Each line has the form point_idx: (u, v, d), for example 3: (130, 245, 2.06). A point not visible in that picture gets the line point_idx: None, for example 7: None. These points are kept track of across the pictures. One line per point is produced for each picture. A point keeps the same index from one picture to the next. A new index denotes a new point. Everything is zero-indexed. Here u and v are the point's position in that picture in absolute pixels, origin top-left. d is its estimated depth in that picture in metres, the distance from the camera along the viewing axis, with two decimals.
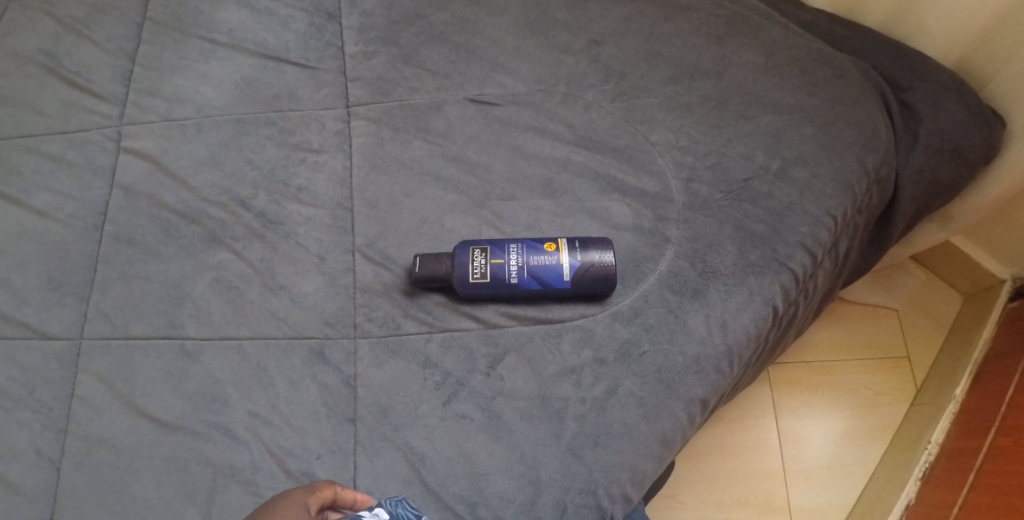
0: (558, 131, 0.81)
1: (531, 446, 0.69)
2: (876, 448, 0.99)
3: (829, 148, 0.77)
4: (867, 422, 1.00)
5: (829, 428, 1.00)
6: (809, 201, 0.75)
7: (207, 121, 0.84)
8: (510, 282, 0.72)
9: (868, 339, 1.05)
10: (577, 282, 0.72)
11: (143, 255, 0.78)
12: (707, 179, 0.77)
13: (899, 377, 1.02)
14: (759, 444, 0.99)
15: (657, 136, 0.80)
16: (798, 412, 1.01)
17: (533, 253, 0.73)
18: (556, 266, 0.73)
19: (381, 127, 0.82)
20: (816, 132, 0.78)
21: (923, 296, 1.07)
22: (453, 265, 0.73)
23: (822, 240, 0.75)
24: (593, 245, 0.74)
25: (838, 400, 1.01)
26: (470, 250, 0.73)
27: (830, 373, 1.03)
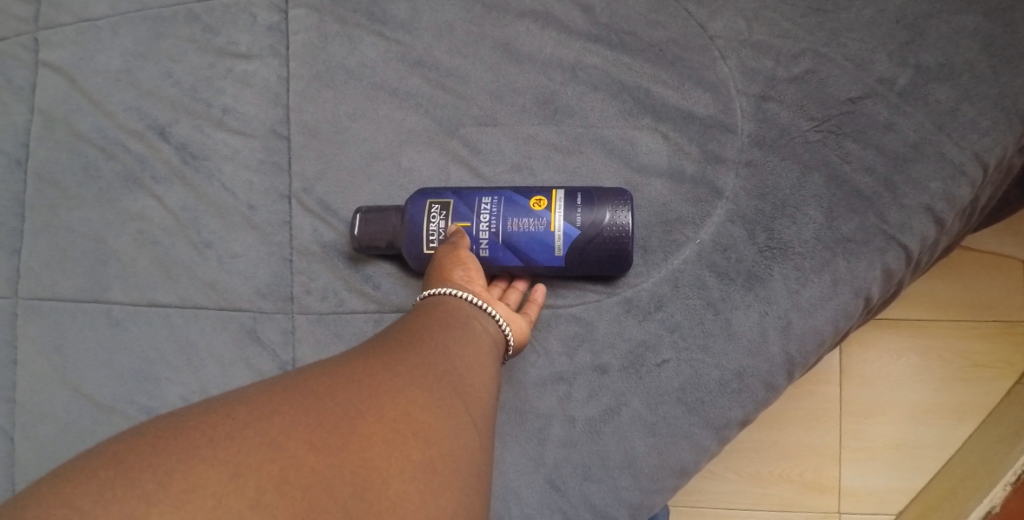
0: (566, 17, 0.55)
1: (503, 473, 0.53)
2: (961, 429, 0.74)
3: (999, 50, 0.48)
4: (956, 399, 0.75)
5: (907, 399, 0.76)
6: (948, 140, 0.48)
7: (123, 18, 0.65)
8: (480, 255, 0.51)
9: (980, 298, 0.76)
10: (575, 258, 0.50)
11: (64, 198, 0.64)
12: (791, 98, 0.50)
13: (1011, 348, 0.75)
14: (814, 415, 0.77)
15: (719, 25, 0.52)
16: (871, 380, 0.76)
17: (511, 214, 0.51)
18: (547, 235, 0.50)
19: (325, 18, 0.60)
20: (983, 21, 0.48)
21: None
22: (404, 226, 0.52)
23: (961, 201, 0.47)
24: (606, 200, 0.50)
25: (927, 368, 0.76)
26: (426, 205, 0.52)
27: (921, 334, 0.76)
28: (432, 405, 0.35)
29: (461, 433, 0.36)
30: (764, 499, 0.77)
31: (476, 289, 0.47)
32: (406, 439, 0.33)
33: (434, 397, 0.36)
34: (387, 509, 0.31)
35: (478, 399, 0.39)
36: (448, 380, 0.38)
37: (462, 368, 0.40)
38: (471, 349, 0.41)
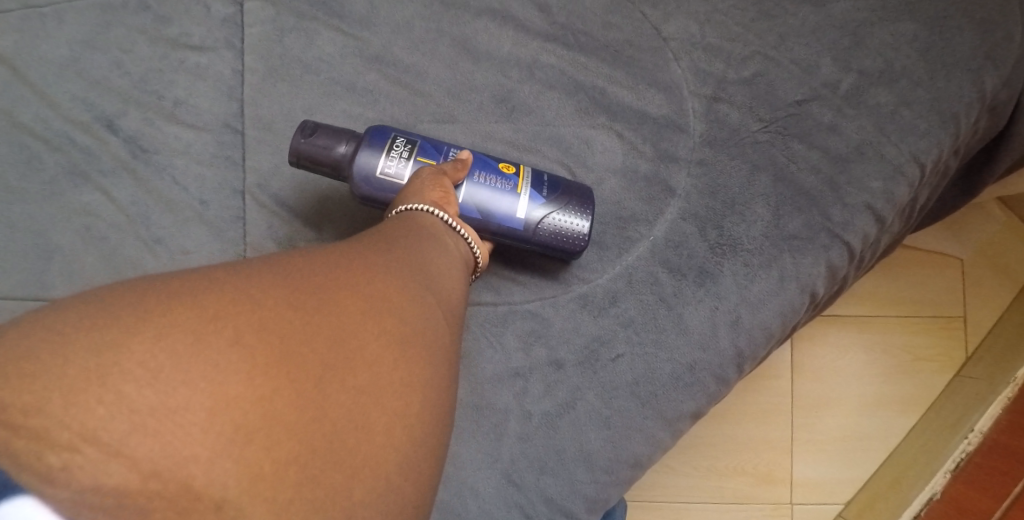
0: (523, 17, 0.56)
1: (460, 470, 0.52)
2: (905, 421, 0.78)
3: (934, 58, 0.50)
4: (899, 392, 0.78)
5: (854, 392, 0.79)
6: (888, 142, 0.50)
7: (69, 6, 0.63)
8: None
9: (919, 295, 0.79)
10: (534, 229, 0.48)
11: (0, 191, 0.61)
12: (740, 99, 0.52)
13: (948, 343, 0.78)
14: (768, 408, 0.79)
15: (672, 28, 0.54)
16: (820, 373, 0.79)
17: (479, 168, 0.48)
18: (511, 196, 0.48)
19: (282, 12, 0.59)
20: (920, 29, 0.51)
21: (1000, 242, 0.78)
22: (358, 147, 0.47)
23: (900, 199, 0.50)
24: (574, 185, 0.50)
25: (872, 362, 0.79)
26: (392, 135, 0.48)
27: (866, 330, 0.79)
28: (409, 290, 0.32)
29: (435, 325, 0.33)
30: (720, 492, 0.78)
31: (452, 212, 0.43)
32: (381, 311, 0.30)
33: (411, 286, 0.33)
34: (366, 364, 0.28)
35: (454, 299, 0.37)
36: (423, 277, 0.35)
37: (437, 269, 0.37)
38: (445, 257, 0.38)
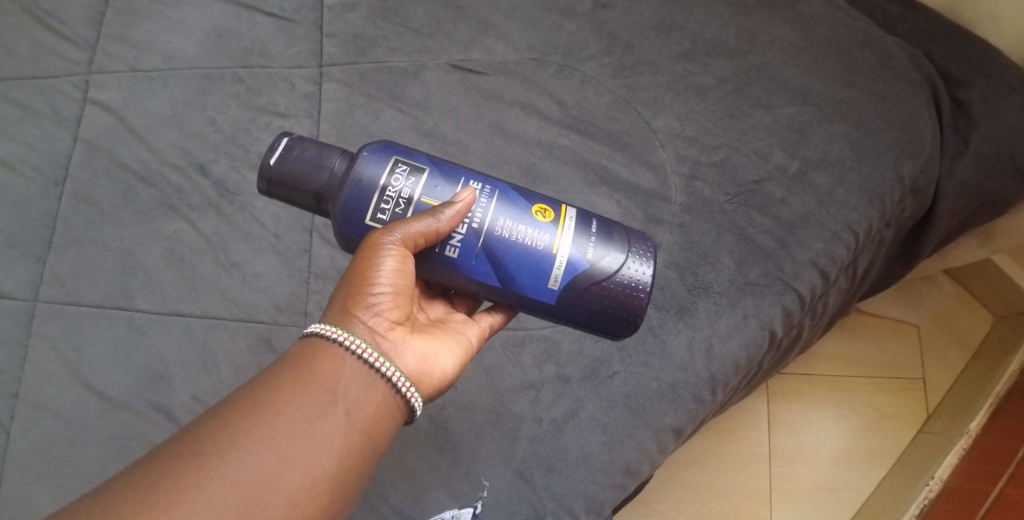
0: (546, 109, 0.71)
1: (478, 464, 0.63)
2: (873, 473, 0.89)
3: (862, 151, 0.65)
4: (868, 446, 0.90)
5: (826, 446, 0.90)
6: (828, 213, 0.64)
7: (173, 73, 0.77)
8: (454, 246, 0.51)
9: (883, 358, 0.93)
10: (575, 293, 0.53)
11: (99, 217, 0.74)
12: (712, 178, 0.66)
13: (910, 402, 0.91)
14: (747, 459, 0.90)
15: (660, 122, 0.69)
16: (793, 427, 0.91)
17: (510, 215, 0.52)
18: (549, 254, 0.52)
19: (354, 93, 0.74)
20: (849, 131, 0.65)
21: (949, 311, 0.94)
22: (334, 176, 0.52)
23: (838, 258, 0.64)
24: (622, 239, 0.54)
25: (841, 419, 0.91)
26: (387, 166, 0.52)
27: (835, 388, 0.92)
28: None
29: None
30: None
31: (382, 333, 0.47)
32: None
33: None
34: None
35: None
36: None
37: (269, 492, 0.40)
38: (296, 466, 0.41)
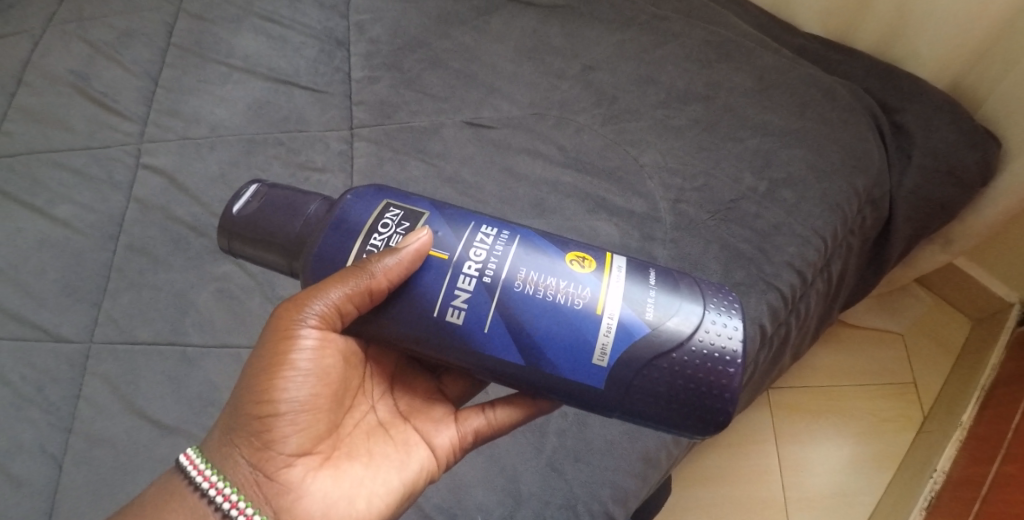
0: (550, 153, 0.83)
1: (512, 459, 0.70)
2: (880, 476, 0.97)
3: (818, 169, 0.78)
4: (872, 450, 0.99)
5: (832, 453, 0.99)
6: (796, 222, 0.76)
7: (219, 140, 0.88)
8: (459, 305, 0.54)
9: (875, 367, 1.04)
10: (629, 363, 0.53)
11: (153, 264, 0.82)
12: (695, 200, 0.78)
13: (905, 405, 1.01)
14: (758, 470, 0.99)
15: (647, 158, 0.81)
16: (798, 438, 1.00)
17: (547, 277, 0.55)
18: (594, 319, 0.54)
19: (382, 148, 0.85)
20: (806, 154, 0.78)
21: (929, 319, 1.07)
22: (277, 222, 0.60)
23: (810, 259, 0.75)
24: (690, 306, 0.55)
25: (842, 428, 1.00)
26: (378, 210, 0.57)
27: (834, 398, 1.03)
28: None
29: None
30: None
31: (264, 466, 0.55)
32: None
33: None
34: None
35: None
36: None
37: None
38: None
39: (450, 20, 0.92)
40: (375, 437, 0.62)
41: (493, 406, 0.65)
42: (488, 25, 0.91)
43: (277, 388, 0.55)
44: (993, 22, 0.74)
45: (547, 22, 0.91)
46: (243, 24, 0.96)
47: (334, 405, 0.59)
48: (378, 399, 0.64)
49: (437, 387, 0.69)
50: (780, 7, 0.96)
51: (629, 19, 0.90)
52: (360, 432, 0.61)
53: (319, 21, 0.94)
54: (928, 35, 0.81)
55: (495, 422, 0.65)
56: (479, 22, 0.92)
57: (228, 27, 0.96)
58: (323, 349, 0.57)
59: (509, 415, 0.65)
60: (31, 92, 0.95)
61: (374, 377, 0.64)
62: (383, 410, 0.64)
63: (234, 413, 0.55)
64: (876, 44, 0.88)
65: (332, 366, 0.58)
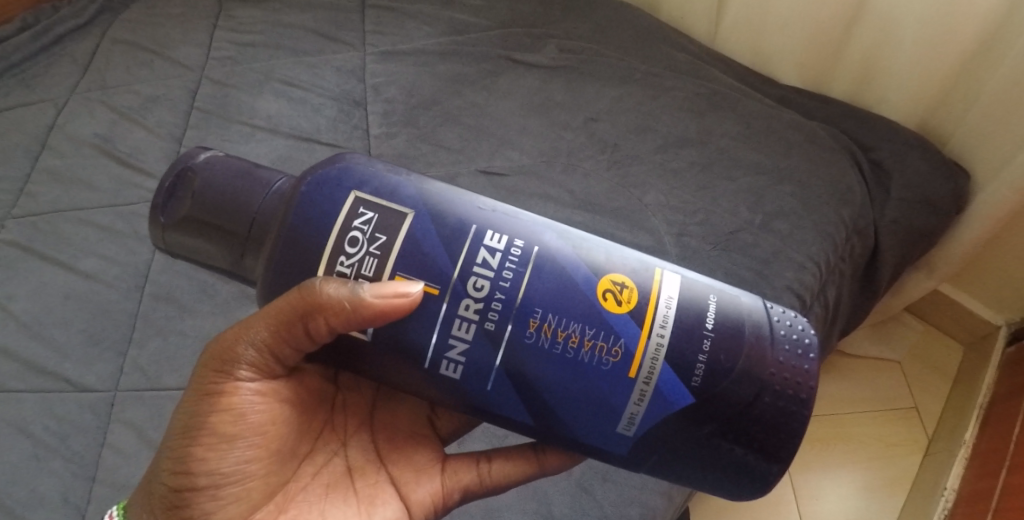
0: (559, 196, 0.88)
1: (542, 482, 0.72)
2: (891, 499, 1.13)
3: (807, 203, 0.85)
4: (882, 475, 1.15)
5: (844, 480, 1.15)
6: (792, 249, 0.82)
7: None
8: (454, 358, 0.52)
9: (875, 395, 1.22)
10: (657, 430, 0.52)
11: (180, 312, 0.85)
12: (698, 233, 0.83)
13: (908, 430, 1.19)
14: (777, 499, 1.14)
15: (650, 197, 0.87)
16: (811, 466, 1.16)
17: (570, 327, 0.51)
18: (625, 380, 0.51)
19: None
20: (795, 190, 0.86)
21: (922, 347, 1.26)
22: (226, 206, 0.57)
23: (808, 284, 0.80)
24: (758, 357, 0.52)
25: (853, 455, 1.17)
26: (347, 215, 0.52)
27: (840, 427, 1.20)
28: None
29: None
30: None
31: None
32: None
33: None
34: None
35: None
36: None
37: None
38: None
39: (460, 81, 1.00)
40: (337, 485, 0.63)
41: (489, 460, 0.66)
42: (496, 85, 1.00)
43: (201, 459, 0.54)
44: (951, 67, 0.89)
45: (549, 81, 0.99)
46: (264, 88, 1.02)
47: (273, 464, 0.59)
48: (350, 439, 0.66)
49: (429, 419, 0.70)
50: (758, 63, 1.08)
51: (624, 77, 0.99)
52: (315, 486, 0.62)
53: (337, 84, 1.02)
54: (895, 81, 0.95)
55: (489, 478, 0.66)
56: (487, 82, 1.00)
57: (250, 91, 1.02)
58: (256, 407, 0.56)
59: (506, 472, 0.66)
60: (54, 154, 0.99)
61: (340, 418, 0.67)
62: (351, 453, 0.65)
63: (155, 485, 0.55)
64: (849, 91, 1.02)
65: (267, 425, 0.57)
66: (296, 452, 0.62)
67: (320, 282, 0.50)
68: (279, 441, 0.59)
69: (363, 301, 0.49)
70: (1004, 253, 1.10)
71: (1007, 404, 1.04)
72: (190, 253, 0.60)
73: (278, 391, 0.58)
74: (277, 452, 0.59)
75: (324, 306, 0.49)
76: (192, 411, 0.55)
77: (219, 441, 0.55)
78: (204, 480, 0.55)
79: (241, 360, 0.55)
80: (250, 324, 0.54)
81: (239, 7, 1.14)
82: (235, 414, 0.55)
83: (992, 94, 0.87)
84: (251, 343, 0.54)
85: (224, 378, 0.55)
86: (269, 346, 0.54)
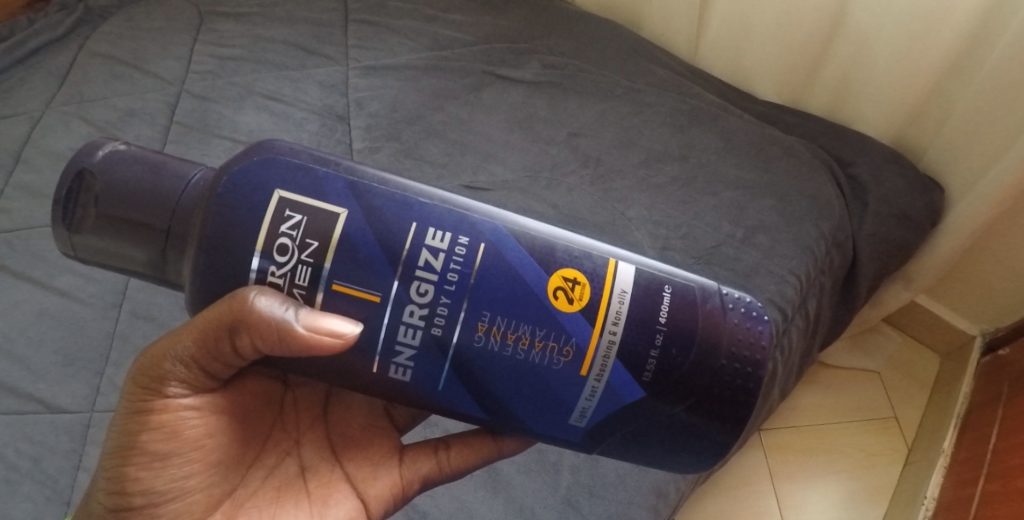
0: (544, 211, 0.87)
1: (528, 498, 0.71)
2: (874, 508, 1.14)
3: (787, 216, 0.86)
4: (864, 484, 1.16)
5: (828, 490, 1.16)
6: (773, 262, 0.83)
7: None
8: (402, 362, 0.51)
9: (856, 403, 1.24)
10: (609, 422, 0.53)
11: (159, 330, 0.83)
12: (681, 247, 0.84)
13: (888, 439, 1.20)
14: (761, 509, 1.14)
15: (634, 211, 0.87)
16: (794, 477, 1.17)
17: (520, 329, 0.50)
18: (576, 379, 0.52)
19: None
20: (775, 204, 0.87)
21: (900, 357, 1.28)
22: (145, 210, 0.53)
23: (789, 297, 0.81)
24: (710, 346, 0.52)
25: (836, 465, 1.18)
26: (273, 223, 0.49)
27: (822, 437, 1.21)
28: None
29: None
30: None
31: None
32: None
33: None
34: None
35: None
36: None
37: None
38: None
39: (444, 96, 1.00)
40: (289, 488, 0.61)
41: (448, 447, 0.66)
42: (480, 100, 1.00)
43: (135, 478, 0.53)
44: (925, 86, 0.92)
45: (533, 97, 1.00)
46: (245, 102, 1.02)
47: (217, 475, 0.58)
48: (303, 439, 0.65)
49: (385, 410, 0.69)
50: (737, 79, 1.10)
51: (608, 93, 1.00)
52: (264, 493, 0.60)
53: (320, 99, 1.01)
54: (870, 99, 0.97)
55: (447, 467, 0.65)
56: (471, 97, 1.00)
57: (231, 106, 1.01)
58: (190, 424, 0.55)
59: (464, 459, 0.65)
60: (29, 169, 0.97)
61: (291, 416, 0.65)
62: (305, 452, 0.64)
63: (94, 504, 0.55)
64: (828, 106, 1.04)
65: (203, 440, 0.56)
66: (244, 457, 0.60)
67: (249, 299, 0.47)
68: (220, 453, 0.57)
69: (294, 331, 0.48)
70: (979, 264, 1.12)
71: (984, 412, 1.06)
72: (103, 260, 0.56)
73: (214, 402, 0.56)
74: (220, 463, 0.57)
75: (255, 328, 0.48)
76: (124, 430, 0.53)
77: (152, 460, 0.53)
78: (140, 500, 0.54)
79: (169, 376, 0.52)
80: (176, 339, 0.51)
81: (221, 21, 1.13)
82: (167, 432, 0.54)
83: (964, 112, 0.90)
84: (179, 358, 0.52)
85: (153, 395, 0.53)
86: (199, 360, 0.52)
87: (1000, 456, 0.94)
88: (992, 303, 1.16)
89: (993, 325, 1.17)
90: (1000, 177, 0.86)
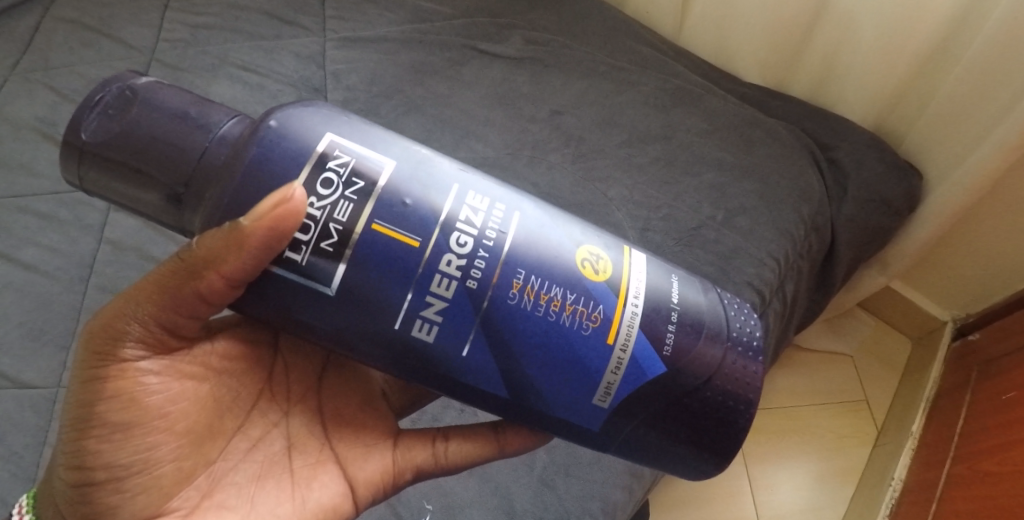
0: (524, 190, 0.86)
1: (504, 476, 0.71)
2: (843, 489, 1.16)
3: (767, 199, 0.86)
4: (834, 467, 1.18)
5: (797, 471, 1.17)
6: (752, 245, 0.83)
7: None
8: (430, 317, 0.48)
9: (828, 386, 1.26)
10: (622, 419, 0.52)
11: None
12: (661, 228, 0.83)
13: (860, 422, 1.22)
14: (732, 489, 1.16)
15: (614, 192, 0.86)
16: (765, 457, 1.19)
17: (554, 289, 0.49)
18: (604, 348, 0.50)
19: None
20: (755, 186, 0.87)
21: (874, 341, 1.30)
22: (165, 141, 0.50)
23: (767, 279, 0.81)
24: (718, 335, 0.53)
25: (804, 446, 1.20)
26: (317, 158, 0.48)
27: (794, 418, 1.23)
28: None
29: None
30: None
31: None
32: None
33: None
34: None
35: None
36: None
37: None
38: None
39: (424, 70, 0.98)
40: (272, 464, 0.59)
41: (446, 439, 0.66)
42: (460, 75, 0.98)
43: (94, 451, 0.51)
44: (904, 72, 0.92)
45: (514, 73, 0.98)
46: (218, 72, 0.98)
47: (188, 447, 0.55)
48: (292, 410, 0.63)
49: (380, 391, 0.69)
50: (721, 59, 1.09)
51: (590, 71, 0.99)
52: (245, 468, 0.58)
53: (295, 71, 0.99)
54: (852, 83, 0.97)
55: (444, 458, 0.65)
56: (451, 72, 0.98)
57: (204, 75, 0.98)
58: (151, 389, 0.53)
59: (463, 452, 0.66)
60: None
61: (280, 385, 0.63)
62: (292, 424, 0.62)
63: (56, 482, 0.53)
64: (811, 88, 1.03)
65: (167, 406, 0.54)
66: (221, 428, 0.58)
67: (199, 241, 0.48)
68: (187, 421, 0.55)
69: (241, 228, 0.45)
70: (952, 248, 1.14)
71: (954, 394, 1.08)
72: (116, 198, 0.52)
73: (177, 368, 0.55)
74: (191, 431, 0.55)
75: (207, 256, 0.47)
76: (79, 402, 0.52)
77: (112, 431, 0.52)
78: (102, 474, 0.52)
79: (123, 337, 0.51)
80: (128, 299, 0.51)
81: None
82: (126, 399, 0.52)
83: (942, 100, 0.90)
84: (134, 317, 0.51)
85: (110, 361, 0.51)
86: (155, 318, 0.51)
87: (966, 440, 0.96)
88: (963, 287, 1.17)
89: (964, 310, 1.19)
90: (981, 162, 0.86)
